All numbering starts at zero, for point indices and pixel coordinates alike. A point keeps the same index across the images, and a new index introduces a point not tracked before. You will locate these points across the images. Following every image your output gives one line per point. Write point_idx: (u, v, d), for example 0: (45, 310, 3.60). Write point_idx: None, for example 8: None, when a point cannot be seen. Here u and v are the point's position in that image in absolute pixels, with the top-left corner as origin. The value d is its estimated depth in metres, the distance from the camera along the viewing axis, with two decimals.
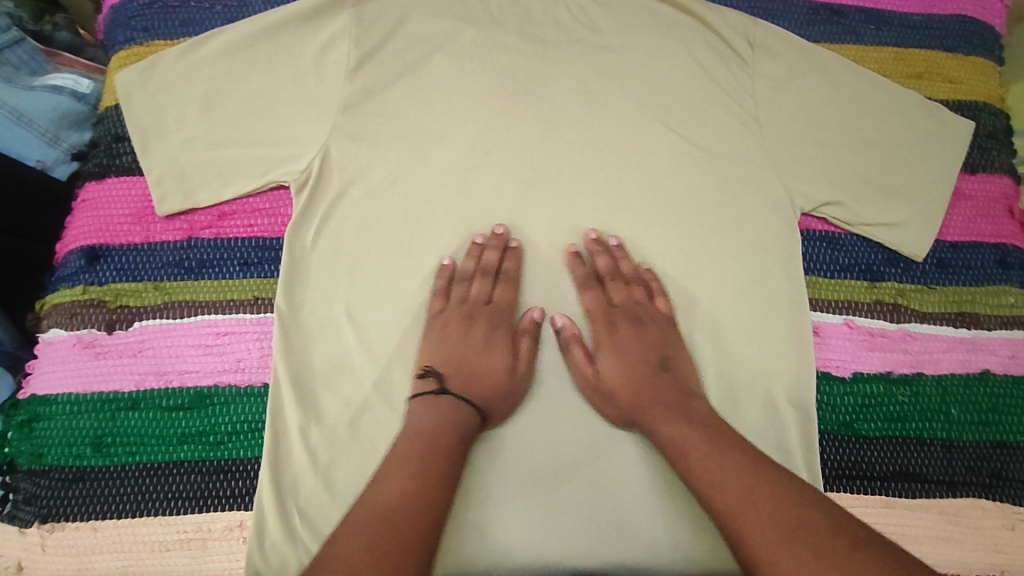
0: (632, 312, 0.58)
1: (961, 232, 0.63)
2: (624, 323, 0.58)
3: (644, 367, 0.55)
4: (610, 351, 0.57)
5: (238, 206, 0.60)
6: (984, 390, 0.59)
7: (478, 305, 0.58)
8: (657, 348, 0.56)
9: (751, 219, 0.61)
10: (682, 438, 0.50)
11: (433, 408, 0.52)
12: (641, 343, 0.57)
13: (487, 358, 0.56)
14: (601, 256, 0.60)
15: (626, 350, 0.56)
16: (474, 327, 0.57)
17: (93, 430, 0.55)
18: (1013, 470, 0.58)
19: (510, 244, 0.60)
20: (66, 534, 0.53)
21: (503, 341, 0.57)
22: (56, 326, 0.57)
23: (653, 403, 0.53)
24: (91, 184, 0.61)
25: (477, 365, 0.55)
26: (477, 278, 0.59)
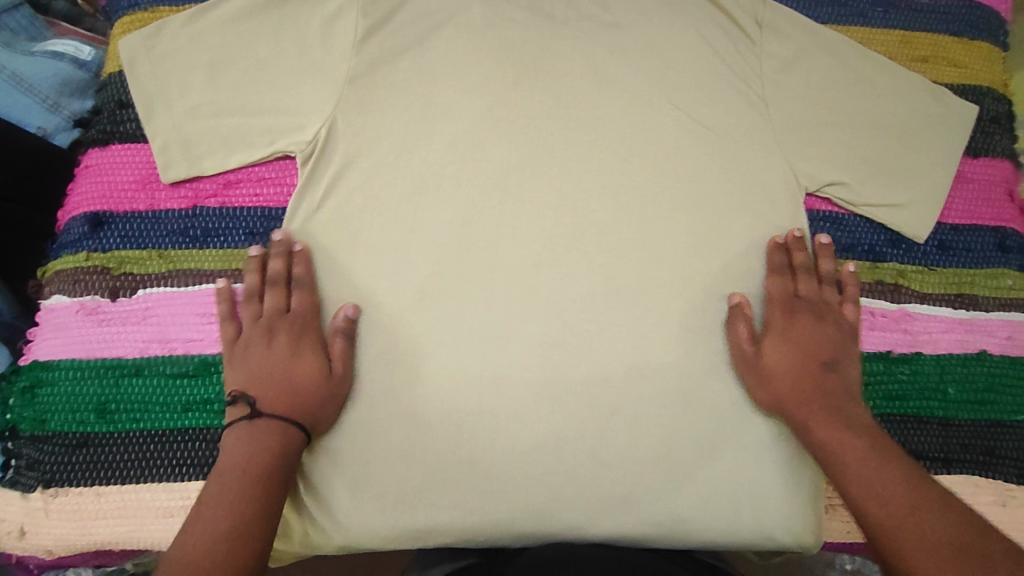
0: (814, 307, 0.59)
1: (962, 215, 0.64)
2: (802, 316, 0.58)
3: (811, 364, 0.56)
4: (779, 340, 0.57)
5: (243, 175, 0.60)
6: (982, 369, 0.60)
7: (277, 317, 0.56)
8: (830, 348, 0.57)
9: (755, 198, 0.62)
10: (843, 445, 0.51)
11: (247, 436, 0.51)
12: (814, 339, 0.57)
13: (295, 372, 0.54)
14: (797, 253, 0.60)
15: (796, 343, 0.57)
16: (276, 339, 0.55)
17: (96, 396, 0.54)
18: (1007, 449, 0.59)
19: (295, 247, 0.57)
20: (71, 498, 0.53)
21: (311, 348, 0.55)
22: (58, 293, 0.57)
23: (812, 400, 0.54)
24: (95, 150, 0.60)
25: (288, 378, 0.54)
26: (269, 290, 0.56)
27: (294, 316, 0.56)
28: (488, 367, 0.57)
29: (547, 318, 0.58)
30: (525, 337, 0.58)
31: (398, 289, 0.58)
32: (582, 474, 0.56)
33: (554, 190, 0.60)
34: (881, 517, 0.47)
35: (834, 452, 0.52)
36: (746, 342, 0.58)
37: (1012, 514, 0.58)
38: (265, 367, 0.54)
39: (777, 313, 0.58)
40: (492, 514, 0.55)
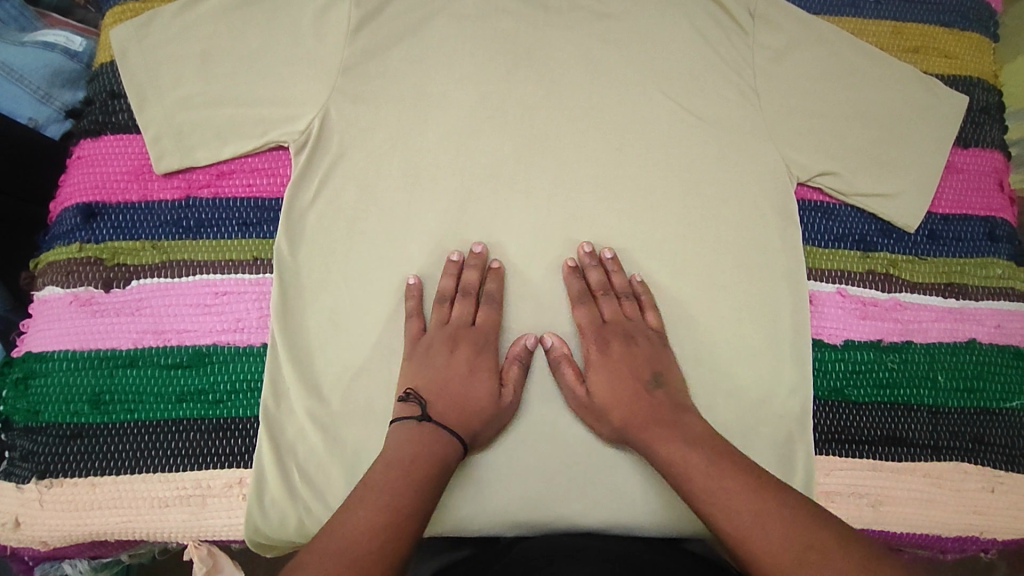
0: (620, 330, 0.57)
1: (952, 204, 0.64)
2: (613, 342, 0.56)
3: (631, 386, 0.54)
4: (603, 371, 0.55)
5: (236, 166, 0.60)
6: (971, 358, 0.60)
7: (460, 328, 0.56)
8: (637, 365, 0.55)
9: (748, 189, 0.62)
10: (688, 459, 0.48)
11: (418, 435, 0.50)
12: (629, 364, 0.55)
13: (472, 387, 0.54)
14: (592, 270, 0.59)
15: (619, 369, 0.55)
16: (457, 349, 0.55)
17: (90, 387, 0.54)
18: (996, 436, 0.59)
19: (489, 265, 0.58)
20: (66, 489, 0.53)
21: (490, 367, 0.55)
22: (52, 284, 0.56)
23: (649, 423, 0.52)
24: (87, 141, 0.60)
25: (465, 392, 0.53)
26: (459, 300, 0.57)
27: (471, 329, 0.56)
28: None
29: (540, 308, 0.59)
30: (519, 327, 0.58)
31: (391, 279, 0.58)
32: (577, 462, 0.56)
33: (548, 181, 0.61)
34: (732, 527, 0.44)
35: (681, 468, 0.48)
36: (576, 384, 0.56)
37: (1000, 500, 0.58)
38: (447, 371, 0.54)
39: (591, 342, 0.57)
40: (532, 499, 0.56)
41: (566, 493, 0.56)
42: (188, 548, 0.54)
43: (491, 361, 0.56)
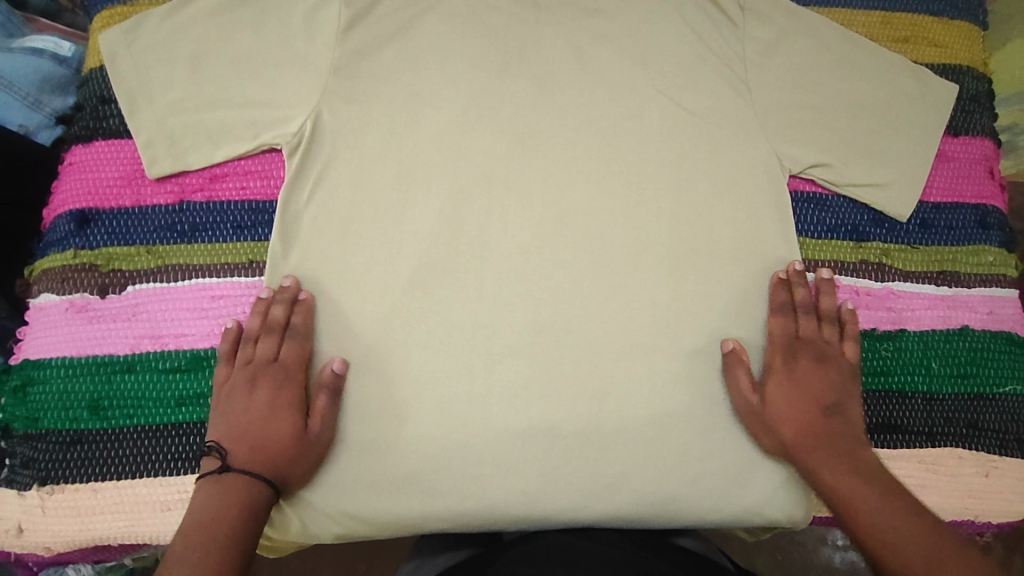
0: (815, 348, 0.59)
1: (943, 193, 0.65)
2: (805, 359, 0.58)
3: (809, 405, 0.56)
4: (783, 387, 0.57)
5: (229, 169, 0.59)
6: (964, 344, 0.61)
7: (262, 365, 0.54)
8: (833, 389, 0.57)
9: (741, 182, 0.62)
10: (852, 489, 0.51)
11: (220, 488, 0.49)
12: (820, 382, 0.57)
13: (273, 427, 0.52)
14: (798, 287, 0.60)
15: (801, 386, 0.57)
16: (255, 392, 0.53)
17: (89, 393, 0.54)
18: (990, 421, 0.60)
19: (299, 298, 0.56)
20: (67, 495, 0.53)
21: (291, 405, 0.53)
22: (47, 291, 0.56)
23: (819, 445, 0.54)
24: (79, 146, 0.59)
25: (261, 429, 0.52)
26: (263, 337, 0.55)
27: (282, 366, 0.55)
28: (441, 357, 0.57)
29: (536, 304, 0.59)
30: (515, 325, 0.58)
31: (386, 279, 0.58)
32: (575, 456, 0.57)
33: (541, 178, 0.61)
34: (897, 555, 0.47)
35: (848, 496, 0.51)
36: (748, 391, 0.58)
37: (993, 484, 0.59)
38: (243, 416, 0.53)
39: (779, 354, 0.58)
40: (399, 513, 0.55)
41: (566, 488, 0.56)
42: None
43: (293, 395, 0.54)
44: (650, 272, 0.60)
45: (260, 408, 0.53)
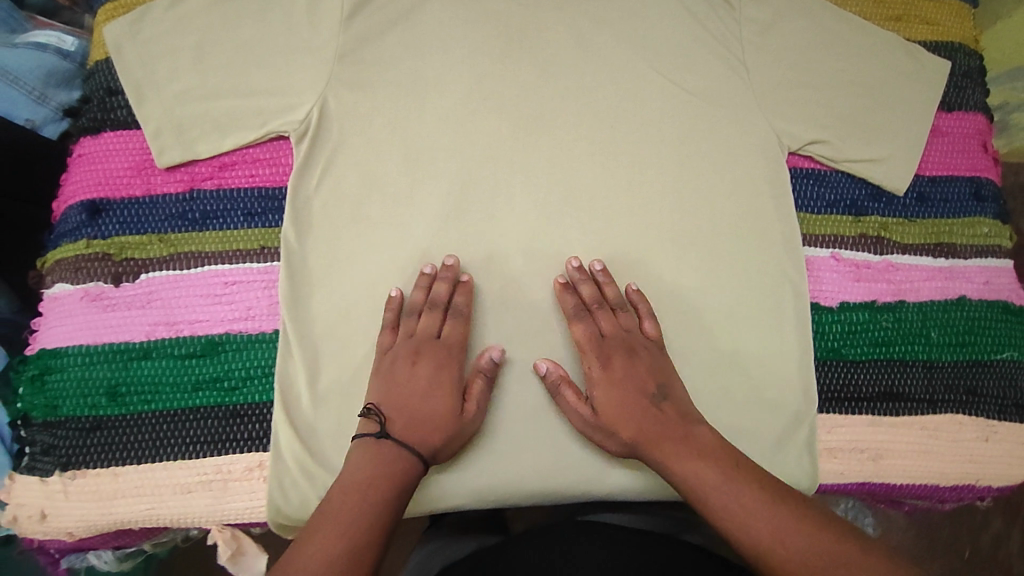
0: (623, 344, 0.56)
1: (938, 167, 0.66)
2: (615, 358, 0.55)
3: (651, 399, 0.54)
4: (605, 383, 0.55)
5: (238, 157, 0.60)
6: (961, 314, 0.63)
7: (425, 341, 0.55)
8: (650, 376, 0.55)
9: (740, 160, 0.63)
10: (695, 478, 0.49)
11: (381, 456, 0.49)
12: (631, 377, 0.54)
13: (429, 401, 0.53)
14: (583, 286, 0.58)
15: (622, 383, 0.54)
16: (421, 364, 0.54)
17: (106, 380, 0.55)
18: (988, 387, 0.62)
19: (461, 278, 0.58)
20: (89, 480, 0.54)
21: (450, 383, 0.54)
22: (61, 282, 0.57)
23: (660, 437, 0.52)
24: (88, 138, 0.60)
25: (421, 401, 0.53)
26: (427, 313, 0.56)
27: (440, 343, 0.55)
28: (480, 336, 0.59)
29: (542, 284, 0.60)
30: (523, 304, 0.59)
31: (396, 262, 0.59)
32: (586, 430, 0.58)
33: (545, 160, 0.62)
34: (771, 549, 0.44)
35: (695, 486, 0.48)
36: (580, 405, 0.55)
37: (993, 448, 0.61)
38: (405, 388, 0.53)
39: (595, 361, 0.56)
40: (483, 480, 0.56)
41: (578, 462, 0.58)
42: (211, 532, 0.55)
43: (454, 375, 0.55)
44: (654, 249, 0.61)
45: (423, 387, 0.53)
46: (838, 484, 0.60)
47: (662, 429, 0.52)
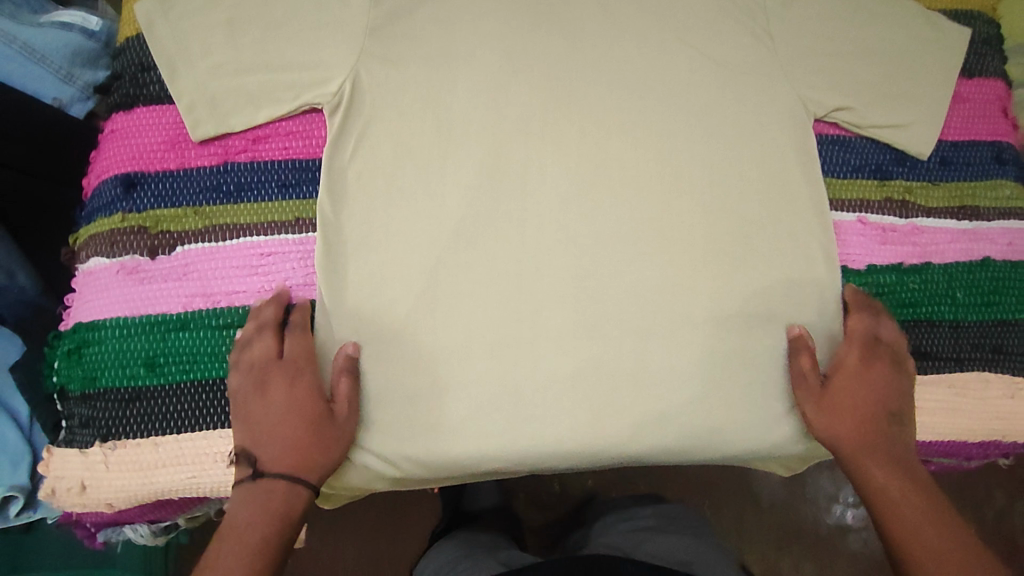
0: (890, 353, 0.60)
1: (960, 131, 0.67)
2: (878, 362, 0.59)
3: (879, 409, 0.58)
4: (852, 380, 0.59)
5: (271, 130, 0.60)
6: (986, 274, 0.64)
7: (270, 363, 0.54)
8: (891, 391, 0.59)
9: (767, 127, 0.64)
10: (891, 486, 0.56)
11: (251, 502, 0.51)
12: (880, 386, 0.59)
13: (293, 424, 0.53)
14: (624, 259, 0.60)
15: (869, 383, 0.59)
16: (271, 389, 0.53)
17: (145, 351, 0.55)
18: (1012, 345, 0.63)
19: (286, 300, 0.57)
20: (129, 450, 0.53)
21: (310, 400, 0.54)
22: (98, 255, 0.57)
23: (869, 441, 0.58)
24: (120, 114, 0.60)
25: (276, 423, 0.53)
26: (259, 336, 0.54)
27: (293, 363, 0.55)
28: (516, 303, 0.59)
29: (576, 251, 0.60)
30: (558, 272, 0.60)
31: (431, 232, 0.60)
32: (624, 393, 0.58)
33: (576, 131, 0.62)
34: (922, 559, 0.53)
35: (884, 493, 0.56)
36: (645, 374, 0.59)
37: (1019, 405, 0.62)
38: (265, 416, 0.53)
39: (856, 352, 0.59)
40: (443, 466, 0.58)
41: (617, 425, 0.58)
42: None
43: (312, 387, 0.54)
44: (685, 217, 0.62)
45: (293, 407, 0.53)
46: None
47: (876, 440, 0.58)
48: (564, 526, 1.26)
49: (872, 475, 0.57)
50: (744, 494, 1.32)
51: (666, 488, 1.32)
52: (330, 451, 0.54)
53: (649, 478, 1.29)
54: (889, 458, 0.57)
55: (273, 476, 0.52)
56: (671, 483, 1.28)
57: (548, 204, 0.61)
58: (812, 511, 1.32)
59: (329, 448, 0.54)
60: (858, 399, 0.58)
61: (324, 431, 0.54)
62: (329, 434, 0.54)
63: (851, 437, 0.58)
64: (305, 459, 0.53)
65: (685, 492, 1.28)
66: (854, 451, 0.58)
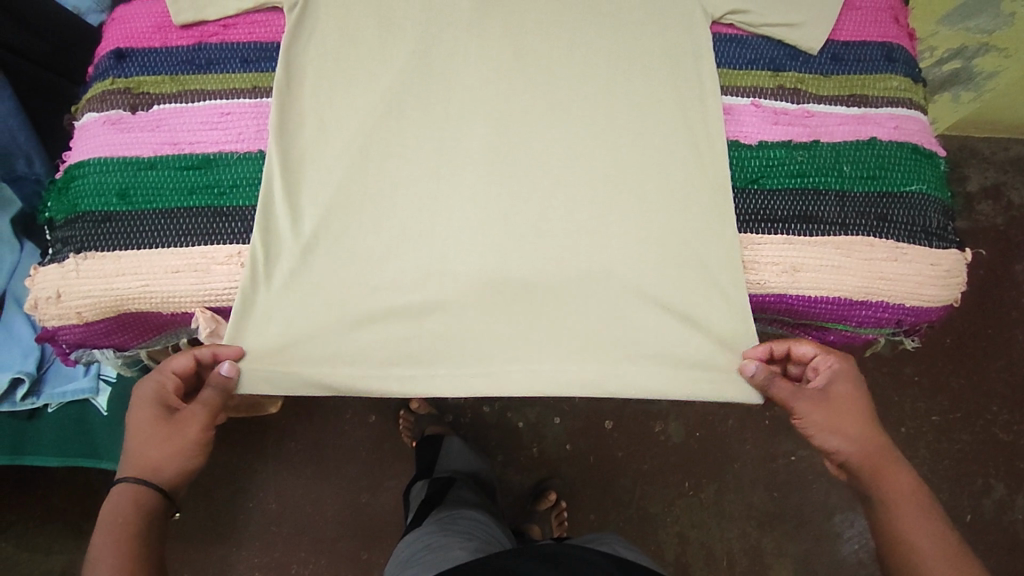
0: (851, 382, 0.68)
1: (852, 34, 0.74)
2: (850, 390, 0.68)
3: (866, 438, 0.67)
4: (838, 413, 0.67)
5: (239, 20, 0.71)
6: (872, 152, 0.69)
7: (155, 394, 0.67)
8: (866, 416, 0.67)
9: (668, 27, 0.72)
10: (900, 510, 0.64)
11: (130, 500, 0.64)
12: (852, 412, 0.67)
13: (146, 445, 0.66)
14: (533, 131, 0.69)
15: (845, 412, 0.67)
16: (145, 409, 0.67)
17: (118, 184, 0.65)
18: (897, 215, 0.68)
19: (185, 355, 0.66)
20: (97, 261, 0.64)
21: (160, 417, 0.67)
22: (90, 112, 0.68)
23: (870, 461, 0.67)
24: (120, 7, 0.73)
25: (139, 441, 0.66)
26: (158, 375, 0.67)
27: (165, 389, 0.67)
28: (435, 163, 0.68)
29: (491, 123, 0.69)
30: (475, 138, 0.68)
31: (367, 101, 0.69)
32: (526, 241, 0.67)
33: (498, 32, 0.72)
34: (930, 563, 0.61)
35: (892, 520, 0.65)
36: (540, 224, 0.67)
37: (902, 268, 0.67)
38: (140, 436, 0.66)
39: (831, 382, 0.68)
40: (377, 337, 0.66)
41: (518, 261, 0.66)
42: (196, 312, 0.66)
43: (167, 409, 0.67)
44: (592, 101, 0.70)
45: (147, 412, 0.67)
46: (758, 293, 0.68)
47: (874, 436, 0.67)
48: (538, 488, 1.24)
49: (884, 482, 0.66)
50: (724, 464, 1.26)
51: (645, 456, 1.27)
52: (167, 451, 0.66)
53: (631, 450, 1.27)
54: (888, 458, 0.67)
55: (128, 483, 0.65)
56: (647, 457, 1.27)
57: (469, 87, 0.70)
58: (798, 485, 1.26)
59: (163, 446, 0.66)
60: (855, 398, 0.68)
61: (160, 430, 0.66)
62: (171, 437, 0.66)
63: (863, 438, 0.67)
64: (146, 456, 0.66)
65: (667, 470, 1.26)
66: (870, 455, 0.67)
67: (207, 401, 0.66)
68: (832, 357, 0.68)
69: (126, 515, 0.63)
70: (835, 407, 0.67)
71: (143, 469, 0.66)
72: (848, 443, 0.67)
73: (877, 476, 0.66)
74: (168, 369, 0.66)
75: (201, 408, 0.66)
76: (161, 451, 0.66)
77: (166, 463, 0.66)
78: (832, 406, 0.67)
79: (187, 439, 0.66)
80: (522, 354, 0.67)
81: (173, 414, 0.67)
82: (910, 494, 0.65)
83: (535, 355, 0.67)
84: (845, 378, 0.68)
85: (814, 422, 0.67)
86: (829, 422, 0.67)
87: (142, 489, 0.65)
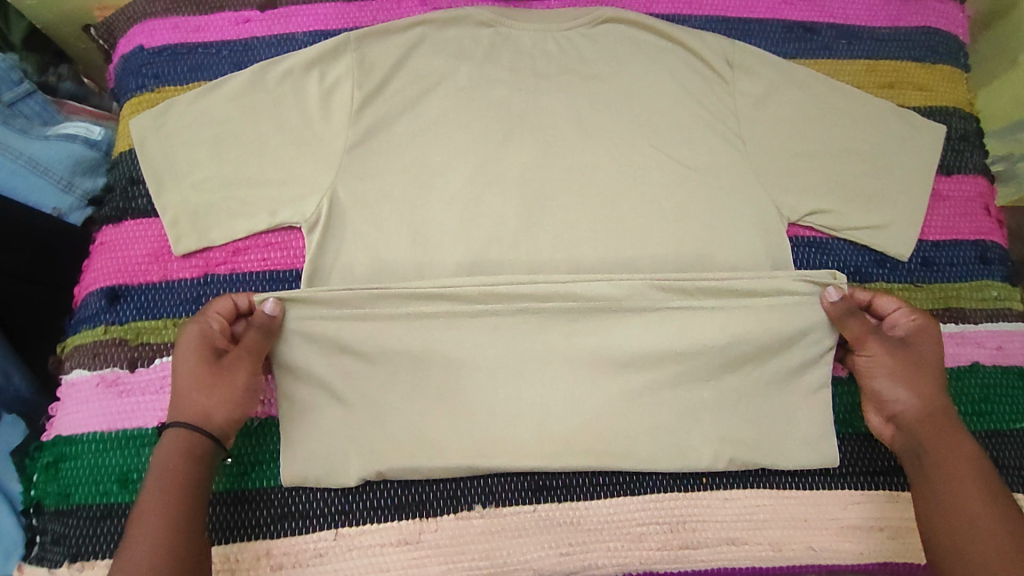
0: (927, 338, 0.60)
1: (943, 231, 0.67)
2: (927, 348, 0.59)
3: (937, 403, 0.57)
4: (914, 377, 0.58)
5: (252, 242, 0.63)
6: (975, 381, 0.62)
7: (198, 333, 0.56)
8: (936, 380, 0.59)
9: (737, 236, 0.64)
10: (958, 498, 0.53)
11: (179, 448, 0.53)
12: (925, 369, 0.59)
13: (190, 400, 0.54)
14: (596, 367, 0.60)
15: (918, 368, 0.59)
16: (185, 354, 0.55)
17: (119, 467, 0.56)
18: (1009, 458, 0.60)
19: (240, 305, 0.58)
20: (98, 570, 0.54)
21: (201, 359, 0.55)
22: (79, 367, 0.59)
23: (933, 429, 0.56)
24: (109, 227, 0.63)
25: (179, 396, 0.55)
26: (204, 316, 0.57)
27: (211, 329, 0.56)
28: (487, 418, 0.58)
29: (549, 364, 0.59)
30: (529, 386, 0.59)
31: None
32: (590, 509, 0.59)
33: (551, 233, 0.64)
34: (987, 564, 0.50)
35: (952, 505, 0.53)
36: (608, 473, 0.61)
37: None
38: (184, 385, 0.55)
39: (909, 324, 0.60)
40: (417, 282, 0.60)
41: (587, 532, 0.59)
42: None
43: (207, 355, 0.55)
44: (665, 328, 0.59)
45: (186, 355, 0.55)
46: (858, 563, 0.59)
47: (945, 404, 0.58)
48: None
49: (943, 451, 0.56)
50: None
51: None
52: (219, 397, 0.55)
53: None
54: (951, 427, 0.57)
55: (175, 428, 0.53)
56: None
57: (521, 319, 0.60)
58: None
59: (214, 392, 0.55)
60: (933, 356, 0.60)
61: (204, 374, 0.55)
62: (217, 382, 0.55)
63: (930, 398, 0.58)
64: (192, 406, 0.54)
65: None
66: (933, 417, 0.57)
67: (251, 348, 0.56)
68: (918, 312, 0.61)
69: (179, 469, 0.52)
70: (911, 356, 0.59)
71: (190, 419, 0.54)
72: (910, 393, 0.58)
73: (931, 448, 0.56)
74: (208, 310, 0.57)
75: (247, 357, 0.56)
76: (210, 396, 0.55)
77: (216, 410, 0.55)
78: (909, 354, 0.59)
79: (233, 388, 0.56)
80: (568, 309, 0.59)
81: (217, 357, 0.56)
82: (971, 472, 0.54)
83: (559, 382, 0.59)
84: (926, 335, 0.60)
85: (880, 363, 0.59)
86: (900, 367, 0.58)
87: (192, 441, 0.53)
